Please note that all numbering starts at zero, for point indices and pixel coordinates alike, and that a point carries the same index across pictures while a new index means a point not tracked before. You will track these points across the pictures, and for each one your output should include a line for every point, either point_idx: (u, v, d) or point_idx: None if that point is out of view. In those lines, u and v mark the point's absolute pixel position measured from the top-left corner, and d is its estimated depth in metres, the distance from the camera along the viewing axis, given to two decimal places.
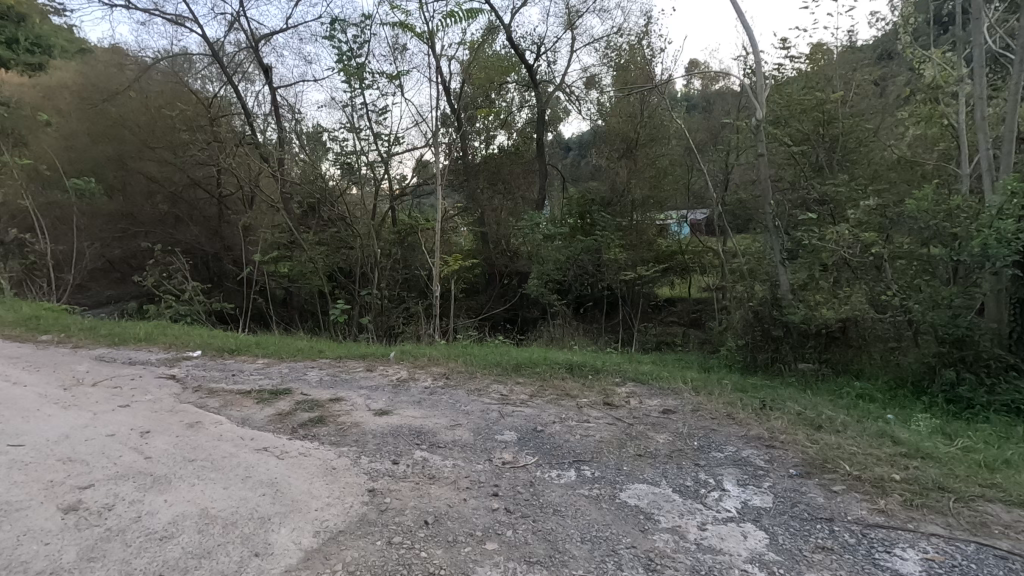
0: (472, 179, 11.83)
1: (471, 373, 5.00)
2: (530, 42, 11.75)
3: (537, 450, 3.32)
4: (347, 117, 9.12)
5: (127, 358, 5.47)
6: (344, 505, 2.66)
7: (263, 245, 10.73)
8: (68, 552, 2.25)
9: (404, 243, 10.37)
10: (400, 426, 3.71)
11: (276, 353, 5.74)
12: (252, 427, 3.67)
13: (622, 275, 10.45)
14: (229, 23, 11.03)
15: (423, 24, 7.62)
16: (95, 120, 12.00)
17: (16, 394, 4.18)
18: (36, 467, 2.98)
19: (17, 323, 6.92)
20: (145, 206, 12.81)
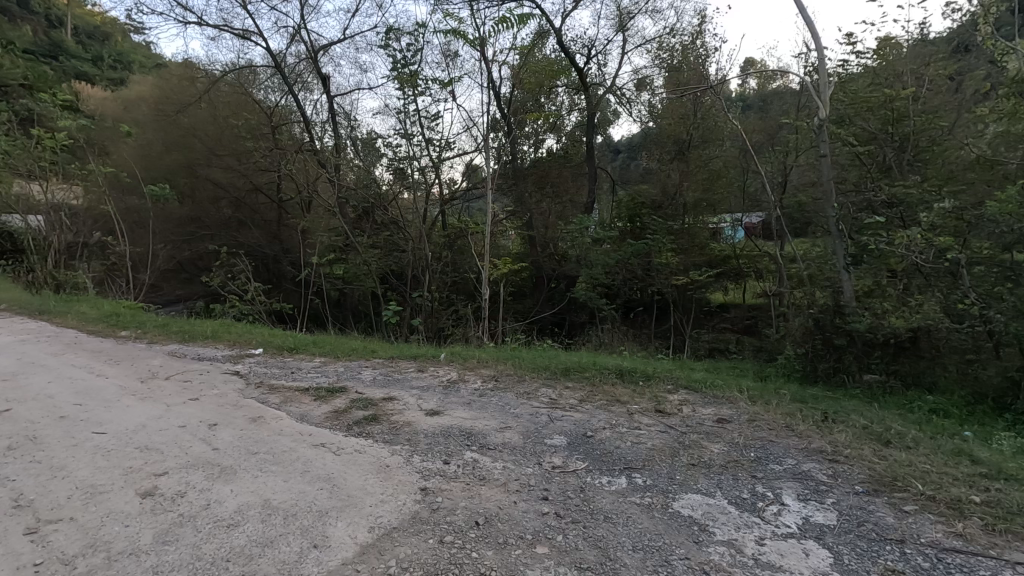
0: (521, 182, 11.89)
1: (520, 376, 5.02)
2: (581, 45, 11.71)
3: (587, 456, 3.30)
4: (400, 123, 9.36)
5: (196, 354, 5.81)
6: (397, 502, 2.72)
7: (320, 248, 11.15)
8: (146, 535, 2.41)
9: (454, 246, 10.63)
10: (451, 426, 3.77)
11: (332, 352, 5.94)
12: (310, 423, 3.82)
13: (673, 280, 10.18)
14: (291, 35, 11.54)
15: (475, 30, 7.74)
16: (171, 131, 12.93)
17: (100, 386, 4.51)
18: (116, 454, 3.21)
19: (100, 319, 7.46)
20: (211, 211, 13.57)
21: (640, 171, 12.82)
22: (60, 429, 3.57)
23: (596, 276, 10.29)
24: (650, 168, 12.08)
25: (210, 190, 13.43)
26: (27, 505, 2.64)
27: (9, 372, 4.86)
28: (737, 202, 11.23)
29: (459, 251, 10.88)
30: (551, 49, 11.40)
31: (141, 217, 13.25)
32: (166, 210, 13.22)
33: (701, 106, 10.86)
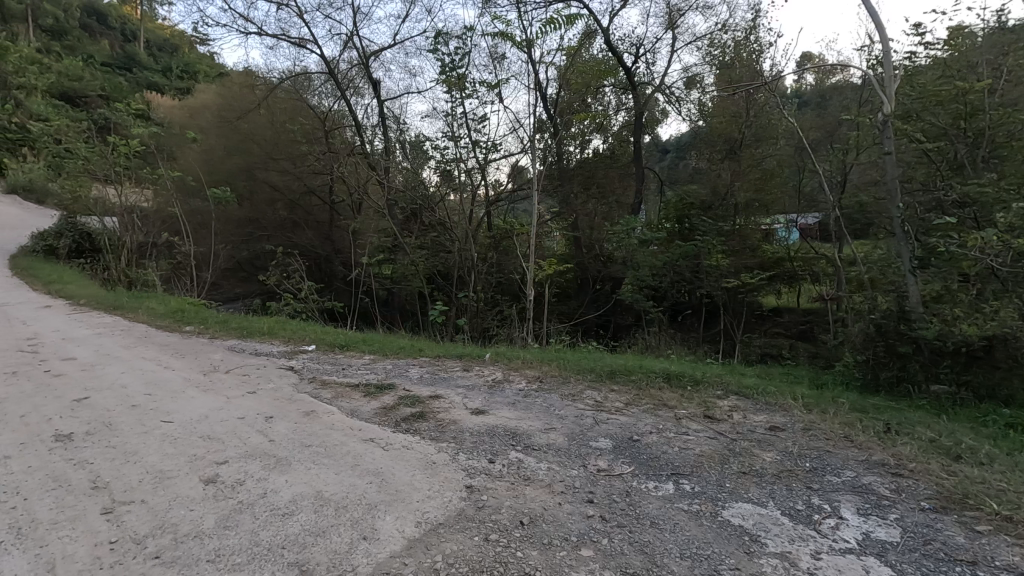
0: (567, 183, 11.83)
1: (565, 377, 5.01)
2: (629, 44, 11.55)
3: (633, 460, 3.26)
4: (448, 126, 9.51)
5: (254, 350, 6.07)
6: (444, 498, 2.76)
7: (370, 249, 11.46)
8: (209, 520, 2.54)
9: (500, 247, 10.70)
10: (496, 426, 3.79)
11: (380, 350, 6.10)
12: (360, 418, 3.93)
13: (723, 283, 9.89)
14: (344, 42, 11.90)
15: (522, 32, 7.76)
16: (231, 137, 13.60)
17: (167, 378, 4.79)
18: (182, 442, 3.40)
19: (167, 315, 7.91)
20: (268, 212, 14.17)
21: (689, 171, 12.52)
22: (133, 417, 3.82)
23: (643, 278, 10.14)
24: (700, 168, 11.80)
25: (267, 193, 14.05)
26: (104, 486, 2.84)
27: (87, 363, 5.22)
28: (792, 203, 10.81)
29: (504, 252, 10.95)
30: (598, 48, 11.29)
31: (204, 219, 13.98)
32: (227, 211, 13.90)
33: (754, 104, 10.51)
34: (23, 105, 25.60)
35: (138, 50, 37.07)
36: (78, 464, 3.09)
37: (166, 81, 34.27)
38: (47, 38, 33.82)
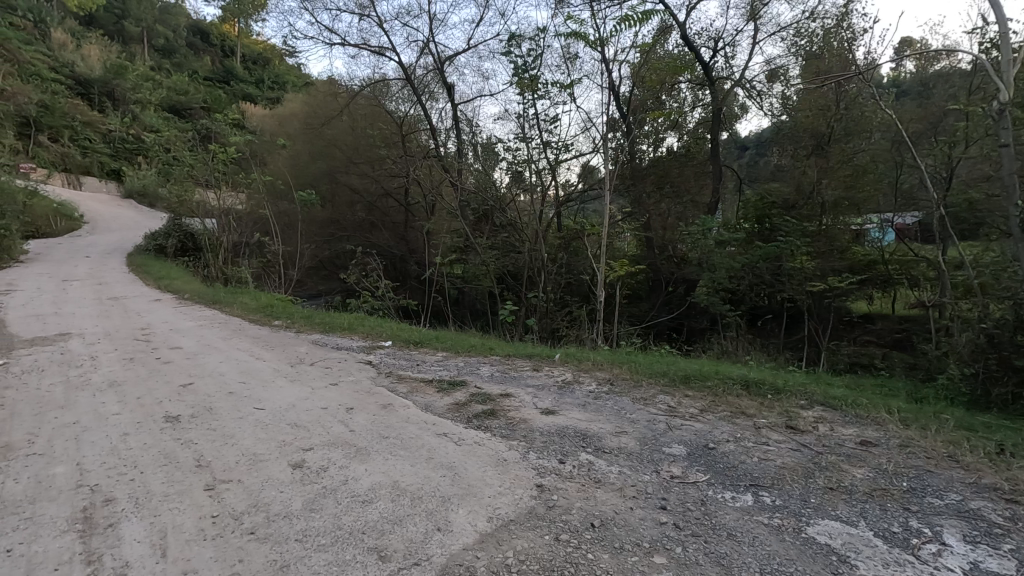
0: (639, 182, 11.59)
1: (637, 381, 4.91)
2: (706, 38, 11.15)
3: (708, 468, 3.15)
4: (520, 127, 9.59)
5: (335, 344, 6.41)
6: (514, 496, 2.80)
7: (444, 249, 11.76)
8: (297, 502, 2.71)
9: (570, 248, 10.68)
10: (566, 426, 3.79)
11: (453, 348, 6.26)
12: (434, 413, 4.05)
13: (808, 287, 9.32)
14: (420, 49, 12.29)
15: (595, 31, 7.69)
16: (316, 143, 14.41)
17: (259, 368, 5.16)
18: (272, 428, 3.65)
19: (258, 310, 8.51)
20: (348, 214, 14.88)
21: (771, 169, 11.90)
22: (230, 403, 4.14)
23: (719, 280, 9.75)
24: (783, 165, 11.20)
25: (348, 195, 14.76)
26: (205, 465, 3.10)
27: (191, 352, 5.72)
28: (888, 201, 10.01)
29: (574, 252, 10.90)
30: (674, 43, 10.97)
31: (291, 220, 14.92)
32: (312, 213, 14.74)
33: (844, 95, 9.80)
34: (138, 118, 28.40)
35: (234, 64, 40.09)
36: (184, 444, 3.39)
37: (258, 91, 36.88)
38: (158, 57, 37.29)
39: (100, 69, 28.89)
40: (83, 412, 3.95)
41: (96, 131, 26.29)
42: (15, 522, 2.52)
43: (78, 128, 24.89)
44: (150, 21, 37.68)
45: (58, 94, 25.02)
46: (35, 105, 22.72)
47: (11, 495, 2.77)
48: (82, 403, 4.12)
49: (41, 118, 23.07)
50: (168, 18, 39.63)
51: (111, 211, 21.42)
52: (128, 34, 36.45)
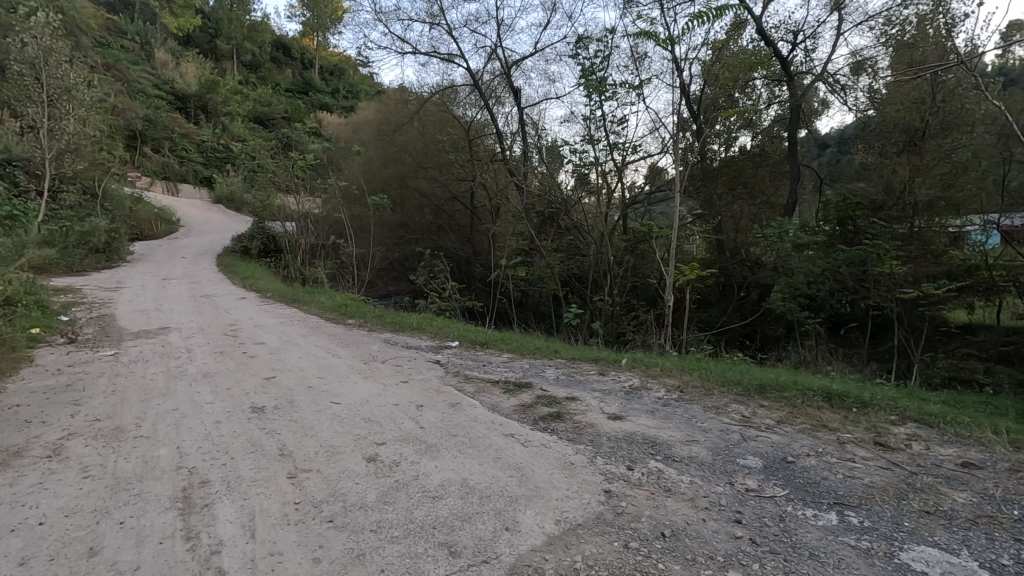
0: (710, 184, 11.22)
1: (708, 389, 4.74)
2: (785, 31, 10.60)
3: (787, 483, 3.00)
4: (586, 129, 9.53)
5: (405, 344, 6.61)
6: (582, 500, 2.78)
7: (509, 252, 11.88)
8: (371, 494, 2.83)
9: (636, 250, 10.49)
10: (635, 433, 3.73)
11: (518, 349, 6.30)
12: (500, 413, 4.10)
13: (898, 293, 8.66)
14: (488, 55, 12.47)
15: (667, 29, 7.51)
16: (388, 149, 14.97)
17: (335, 365, 5.41)
18: (348, 422, 3.82)
19: (333, 309, 8.92)
20: (417, 217, 15.32)
21: (856, 167, 11.14)
22: (309, 397, 4.37)
23: (797, 285, 9.24)
24: (869, 164, 10.46)
25: (416, 199, 15.20)
26: (288, 454, 3.29)
27: (274, 347, 6.10)
28: (993, 200, 9.11)
29: (641, 255, 10.72)
30: (749, 38, 10.50)
31: (363, 223, 15.55)
32: (383, 217, 15.30)
33: (942, 87, 9.05)
34: (227, 129, 30.65)
35: (313, 75, 42.39)
36: (269, 433, 3.62)
37: (335, 101, 38.83)
38: (245, 72, 40.01)
39: (195, 85, 31.42)
40: (181, 400, 4.29)
41: (192, 142, 28.54)
42: (127, 497, 2.78)
43: (176, 140, 27.18)
44: (239, 38, 40.54)
45: (160, 108, 27.42)
46: (140, 119, 25.03)
47: (122, 472, 3.05)
48: (181, 392, 4.48)
49: (145, 131, 25.37)
50: (255, 35, 42.44)
51: (203, 214, 23.21)
52: (220, 51, 39.44)
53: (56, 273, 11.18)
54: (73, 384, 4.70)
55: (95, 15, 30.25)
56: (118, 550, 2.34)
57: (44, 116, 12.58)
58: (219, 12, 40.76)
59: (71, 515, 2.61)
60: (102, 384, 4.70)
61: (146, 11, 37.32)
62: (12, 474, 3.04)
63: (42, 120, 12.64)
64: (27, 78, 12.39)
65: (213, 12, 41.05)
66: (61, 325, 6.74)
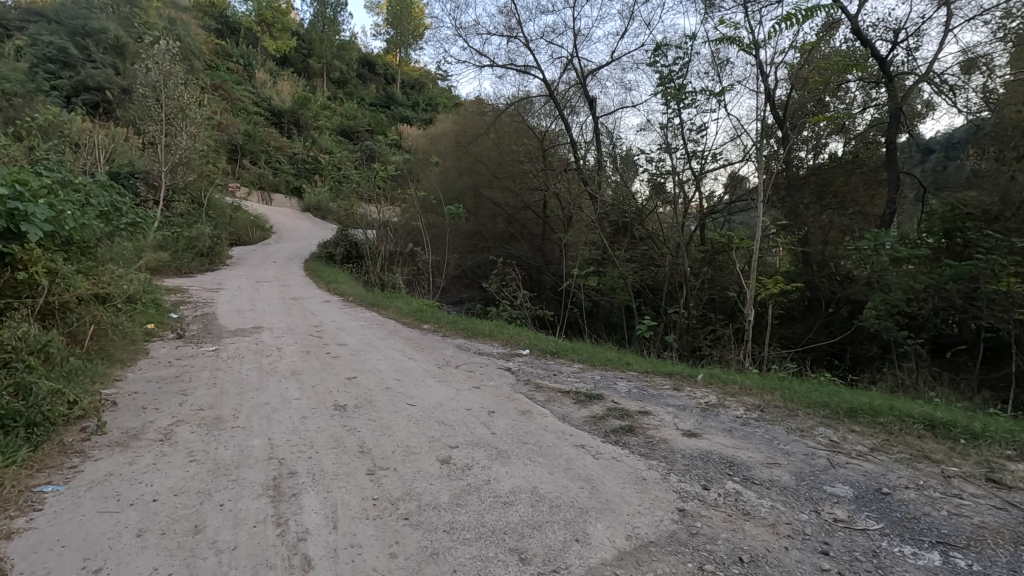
0: (796, 193, 10.63)
1: (791, 410, 4.49)
2: (885, 30, 9.87)
3: (882, 516, 2.77)
4: (663, 137, 9.34)
5: (478, 350, 6.75)
6: (655, 517, 2.72)
7: (581, 261, 11.83)
8: (444, 495, 2.91)
9: (714, 262, 10.19)
10: (711, 451, 3.60)
11: (589, 360, 6.25)
12: (571, 423, 4.09)
13: (1015, 313, 7.77)
14: (564, 65, 12.53)
15: (751, 33, 7.24)
16: (464, 159, 15.39)
17: (411, 368, 5.61)
18: (423, 424, 3.95)
19: (409, 313, 9.25)
20: (490, 225, 15.59)
21: (967, 174, 10.16)
22: (387, 397, 4.57)
23: (894, 302, 8.53)
24: (983, 170, 9.53)
25: (490, 208, 15.48)
26: (367, 452, 3.45)
27: (355, 349, 6.42)
28: None
29: (719, 267, 10.36)
30: (843, 39, 9.89)
31: (439, 231, 16.02)
32: (458, 225, 15.70)
33: None
34: (316, 143, 32.73)
35: (395, 90, 44.49)
36: (350, 430, 3.81)
37: (415, 114, 40.52)
38: (333, 88, 42.62)
39: (290, 101, 33.84)
40: (273, 394, 4.62)
41: (285, 155, 30.67)
42: (226, 482, 3.03)
43: (271, 152, 29.36)
44: (329, 57, 43.28)
45: (258, 124, 29.76)
46: (241, 134, 27.32)
47: (222, 459, 3.33)
48: (272, 387, 4.82)
49: (245, 145, 27.60)
50: (343, 53, 45.13)
51: (292, 222, 24.87)
52: (312, 69, 42.24)
53: (168, 274, 12.38)
54: (181, 375, 5.18)
55: (207, 41, 33.36)
56: (219, 530, 2.56)
57: (162, 133, 14.03)
58: (312, 34, 43.79)
59: (179, 495, 2.88)
60: (205, 376, 5.15)
61: (249, 35, 40.68)
62: (132, 454, 3.40)
63: (159, 136, 14.06)
64: (150, 99, 13.88)
65: (307, 34, 44.12)
66: (172, 321, 7.46)
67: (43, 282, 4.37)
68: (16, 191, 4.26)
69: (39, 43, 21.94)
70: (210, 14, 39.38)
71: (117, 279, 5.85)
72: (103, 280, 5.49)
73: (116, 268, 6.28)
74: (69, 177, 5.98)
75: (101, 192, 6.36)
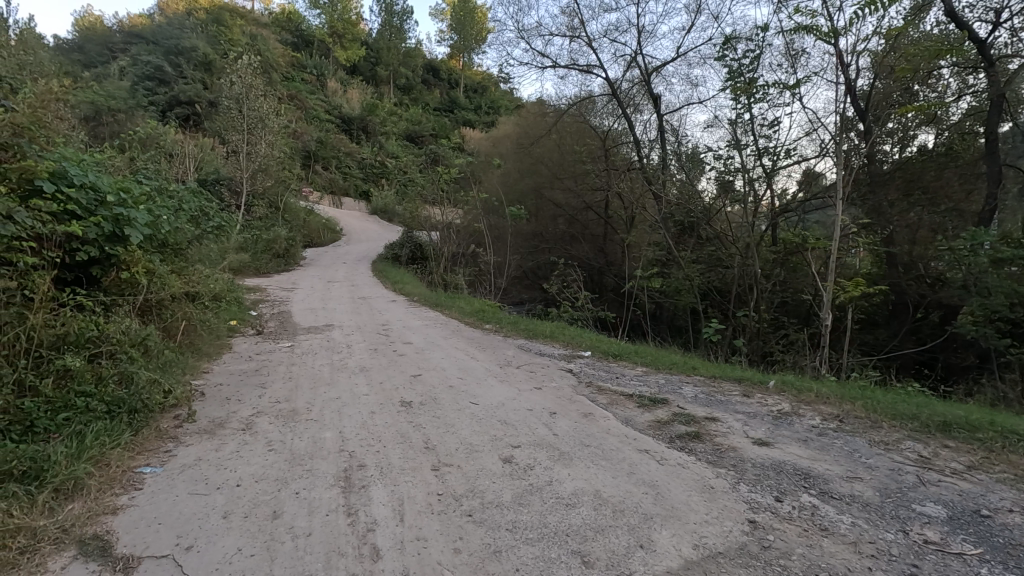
0: (880, 189, 9.92)
1: (874, 421, 4.20)
2: (985, 10, 9.04)
3: (980, 541, 2.54)
4: (732, 134, 9.00)
5: (539, 350, 6.76)
6: (724, 527, 2.62)
7: (644, 263, 11.60)
8: (507, 493, 2.94)
9: (787, 263, 9.70)
10: (784, 462, 3.43)
11: (653, 363, 6.11)
12: (635, 428, 4.01)
13: None
14: (628, 63, 12.31)
15: (830, 22, 6.84)
16: (526, 160, 15.46)
17: (474, 367, 5.70)
18: (485, 423, 4.01)
19: (472, 314, 9.40)
20: (551, 227, 15.58)
21: None
22: (451, 395, 4.67)
23: (993, 306, 7.79)
24: None
25: (551, 209, 15.46)
26: (432, 448, 3.54)
27: (419, 347, 6.59)
28: None
29: (793, 269, 9.85)
30: (935, 22, 9.14)
31: (500, 233, 16.17)
32: (519, 226, 15.79)
33: None
34: (383, 148, 33.91)
35: (459, 94, 45.32)
36: (415, 427, 3.92)
37: (477, 117, 41.09)
38: (399, 94, 43.99)
39: (359, 108, 35.25)
40: (343, 390, 4.83)
41: (354, 160, 31.96)
42: (301, 472, 3.20)
43: (342, 158, 30.71)
44: (396, 64, 44.73)
45: (330, 131, 31.20)
46: (314, 141, 28.76)
47: (297, 450, 3.51)
48: (342, 382, 5.04)
49: (317, 151, 29.00)
50: (409, 60, 46.48)
51: (361, 224, 25.86)
52: (380, 77, 43.76)
53: (248, 274, 13.21)
54: (260, 369, 5.51)
55: (283, 54, 35.38)
56: (295, 516, 2.70)
57: (244, 142, 15.02)
58: (380, 43, 45.43)
59: (260, 481, 3.07)
60: (282, 371, 5.45)
61: (322, 46, 42.74)
62: (218, 441, 3.65)
63: (242, 145, 15.04)
64: (233, 111, 14.90)
65: (376, 43, 45.85)
66: (252, 318, 7.96)
67: (143, 280, 4.81)
68: (121, 198, 4.68)
69: (140, 62, 24.06)
70: (287, 28, 41.75)
71: (204, 279, 6.30)
72: (193, 280, 5.94)
73: (204, 268, 6.77)
74: (165, 185, 6.52)
75: (192, 199, 6.90)
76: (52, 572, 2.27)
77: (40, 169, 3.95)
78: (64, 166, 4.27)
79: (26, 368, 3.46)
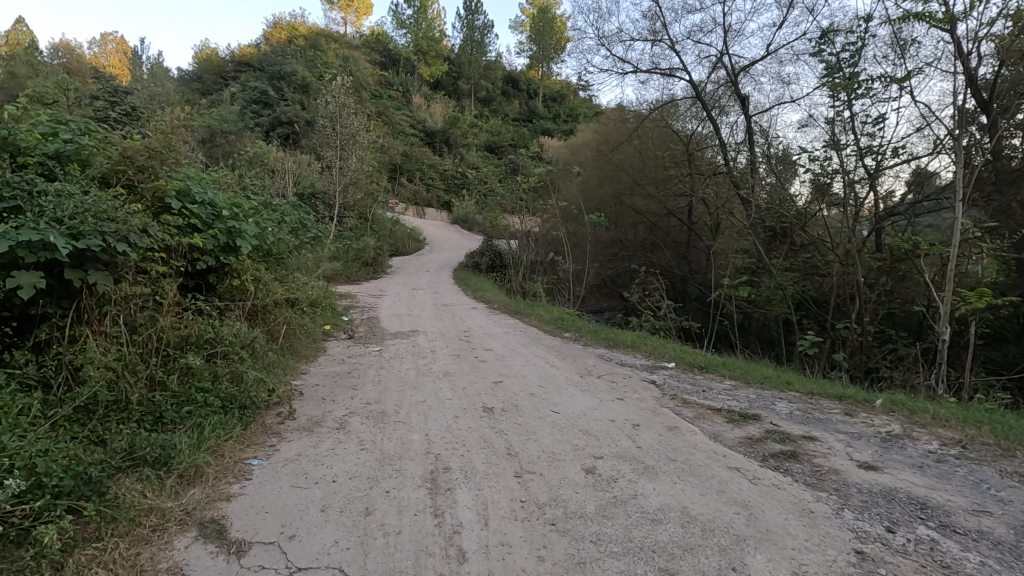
0: (1006, 189, 8.62)
1: (1005, 449, 3.74)
2: None
3: None
4: (830, 133, 8.42)
5: (621, 360, 6.64)
6: (826, 555, 2.44)
7: (732, 271, 11.10)
8: (590, 505, 2.91)
9: (895, 271, 8.90)
10: (895, 488, 3.14)
11: (742, 377, 5.81)
12: (724, 443, 3.84)
13: None
14: (713, 64, 11.88)
15: (946, 7, 6.25)
16: (605, 167, 15.28)
17: (555, 375, 5.69)
18: (567, 431, 3.99)
19: (551, 321, 9.43)
20: (631, 234, 15.31)
21: None
22: (532, 403, 4.69)
23: None
24: None
25: (631, 216, 15.18)
26: (515, 455, 3.57)
27: (500, 354, 6.70)
28: None
29: (901, 277, 9.01)
30: None
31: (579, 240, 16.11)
32: (598, 234, 15.65)
33: None
34: (465, 159, 34.91)
35: (537, 104, 45.77)
36: (498, 433, 3.98)
37: (556, 125, 41.20)
38: (480, 107, 45.12)
39: (442, 122, 36.55)
40: (428, 393, 5.01)
41: (437, 171, 33.14)
42: (391, 471, 3.35)
43: (426, 170, 31.96)
44: (477, 77, 45.93)
45: (414, 145, 32.60)
46: (400, 154, 30.18)
47: (388, 449, 3.68)
48: (427, 387, 5.22)
49: (403, 164, 30.40)
50: (490, 73, 47.59)
51: (443, 234, 26.75)
52: (462, 91, 45.18)
53: (340, 281, 14.02)
54: (352, 372, 5.83)
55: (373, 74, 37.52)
56: (386, 514, 2.83)
57: (338, 157, 16.03)
58: (462, 57, 46.92)
59: (353, 478, 3.24)
60: (371, 373, 5.73)
61: (408, 65, 44.81)
62: (315, 438, 3.90)
63: (335, 159, 16.05)
64: (328, 129, 15.98)
65: (458, 58, 47.48)
66: (344, 323, 8.47)
67: (251, 287, 5.26)
68: (233, 212, 5.16)
69: (249, 88, 26.44)
70: (377, 50, 44.24)
71: (303, 286, 6.78)
72: (293, 287, 6.41)
73: (303, 276, 7.30)
74: (270, 199, 7.11)
75: (293, 212, 7.46)
76: (177, 550, 2.53)
77: (169, 187, 4.47)
78: (188, 185, 4.77)
79: (157, 365, 3.88)
